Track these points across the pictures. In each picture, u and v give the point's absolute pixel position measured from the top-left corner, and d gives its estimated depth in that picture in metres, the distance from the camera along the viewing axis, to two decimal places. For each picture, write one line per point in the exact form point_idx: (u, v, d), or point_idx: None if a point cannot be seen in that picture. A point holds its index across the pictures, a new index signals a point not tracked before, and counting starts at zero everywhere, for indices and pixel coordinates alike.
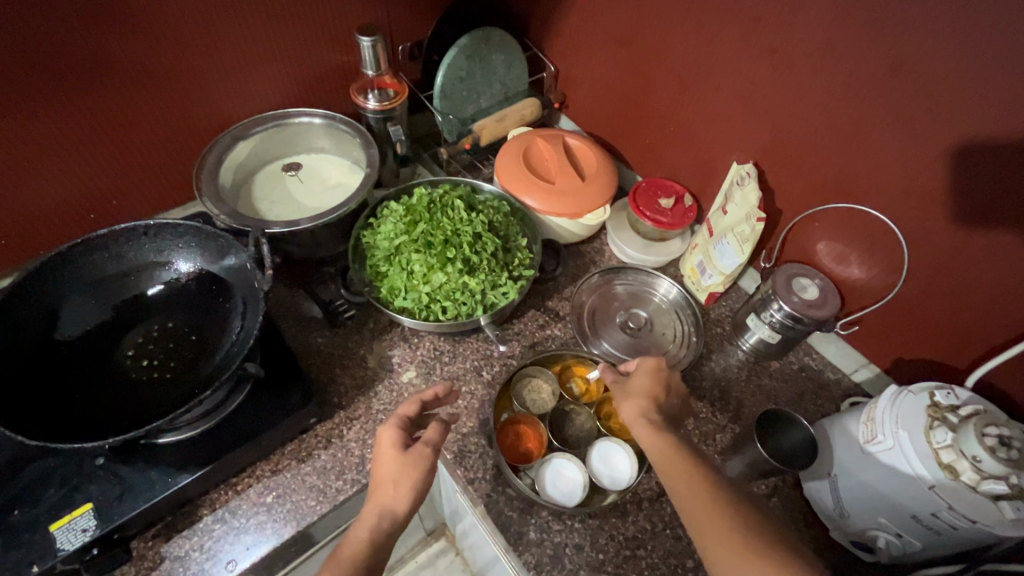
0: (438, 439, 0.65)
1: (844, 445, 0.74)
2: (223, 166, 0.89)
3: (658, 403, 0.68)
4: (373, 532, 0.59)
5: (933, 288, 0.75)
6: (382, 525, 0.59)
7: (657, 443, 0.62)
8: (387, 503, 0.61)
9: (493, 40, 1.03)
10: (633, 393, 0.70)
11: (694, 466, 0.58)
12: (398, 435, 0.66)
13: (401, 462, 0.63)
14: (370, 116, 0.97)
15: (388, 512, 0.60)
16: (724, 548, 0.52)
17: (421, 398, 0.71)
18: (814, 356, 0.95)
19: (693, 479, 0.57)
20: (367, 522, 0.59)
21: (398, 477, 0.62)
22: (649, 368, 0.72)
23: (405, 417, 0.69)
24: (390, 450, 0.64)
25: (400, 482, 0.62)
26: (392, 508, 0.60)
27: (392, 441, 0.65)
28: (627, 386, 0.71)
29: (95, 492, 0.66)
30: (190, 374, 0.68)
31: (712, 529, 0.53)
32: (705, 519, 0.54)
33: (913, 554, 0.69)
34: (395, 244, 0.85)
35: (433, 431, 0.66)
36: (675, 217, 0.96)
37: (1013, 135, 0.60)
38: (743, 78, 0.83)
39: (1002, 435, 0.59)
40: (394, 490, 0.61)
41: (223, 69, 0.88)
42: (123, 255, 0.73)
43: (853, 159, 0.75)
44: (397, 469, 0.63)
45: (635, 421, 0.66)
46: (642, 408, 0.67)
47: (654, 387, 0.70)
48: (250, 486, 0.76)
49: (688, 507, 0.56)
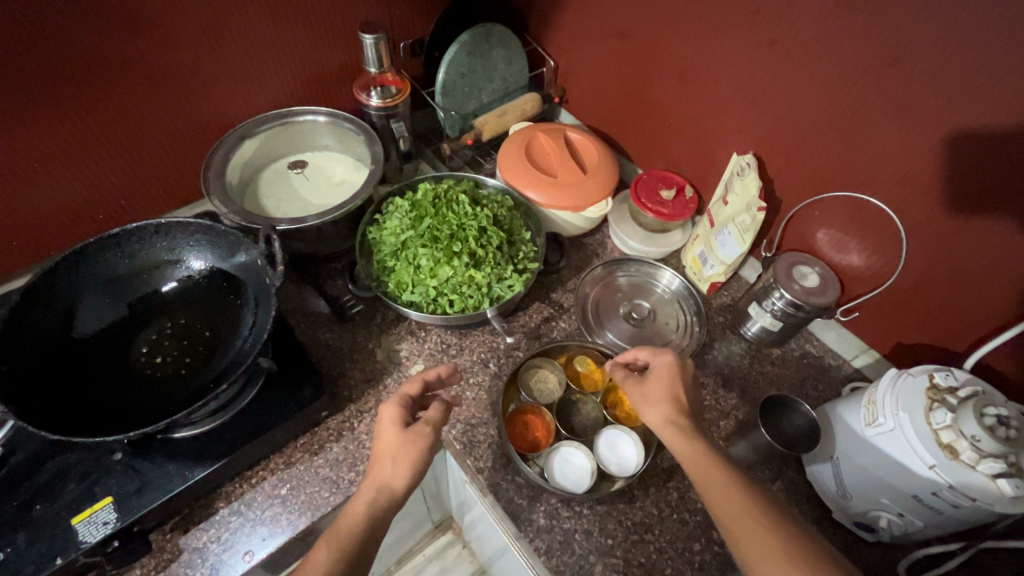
0: (438, 418, 0.67)
1: (844, 428, 0.75)
2: (230, 165, 0.90)
3: (680, 404, 0.68)
4: (371, 505, 0.60)
5: (930, 272, 0.77)
6: (379, 499, 0.61)
7: (685, 450, 0.63)
8: (385, 477, 0.62)
9: (494, 36, 1.04)
10: (655, 396, 0.69)
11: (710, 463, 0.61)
12: (399, 412, 0.67)
13: (402, 439, 0.65)
14: (373, 113, 0.98)
15: (386, 486, 0.61)
16: (765, 565, 0.52)
17: (423, 377, 0.73)
18: (815, 343, 0.96)
19: (715, 473, 0.59)
20: (365, 496, 0.61)
21: (397, 453, 0.63)
22: (665, 366, 0.72)
23: (406, 396, 0.70)
24: (390, 429, 0.66)
25: (399, 460, 0.63)
26: (390, 483, 0.62)
27: (394, 417, 0.67)
28: (643, 390, 0.71)
29: (114, 486, 0.67)
30: (205, 370, 0.69)
31: (739, 523, 0.55)
32: (737, 523, 0.56)
33: (915, 532, 0.71)
34: (402, 239, 0.86)
35: (435, 410, 0.67)
36: (676, 208, 0.97)
37: (1007, 117, 0.61)
38: (741, 69, 0.84)
39: (1000, 415, 0.61)
40: (393, 466, 0.63)
41: (228, 68, 0.89)
42: (136, 253, 0.74)
43: (852, 147, 0.76)
44: (396, 445, 0.64)
45: (665, 430, 0.66)
46: (669, 415, 0.67)
47: (676, 390, 0.69)
48: (265, 479, 0.77)
49: (720, 509, 0.57)
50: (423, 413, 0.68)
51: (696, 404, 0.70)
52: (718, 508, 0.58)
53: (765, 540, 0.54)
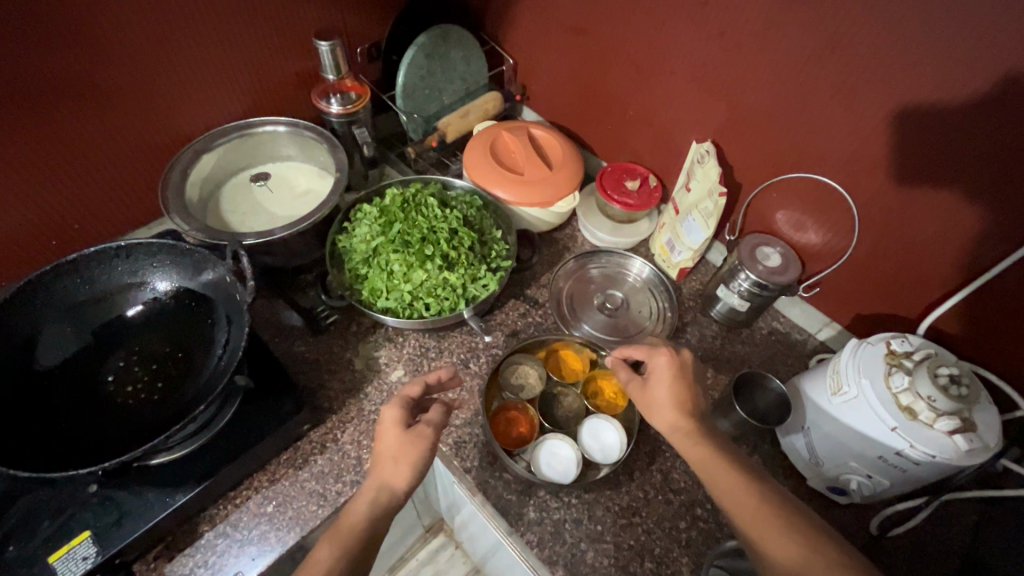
0: (440, 418, 0.68)
1: (812, 398, 0.78)
2: (189, 181, 0.88)
3: (681, 398, 0.69)
4: (372, 504, 0.61)
5: (881, 245, 0.81)
6: (380, 500, 0.61)
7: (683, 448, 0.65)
8: (385, 477, 0.62)
9: (451, 37, 1.04)
10: (659, 403, 0.70)
11: (707, 451, 0.64)
12: (400, 413, 0.68)
13: (402, 439, 0.65)
14: (334, 120, 0.97)
15: (387, 487, 0.62)
16: (764, 538, 0.55)
17: (424, 380, 0.73)
18: (781, 320, 1.00)
19: (716, 465, 0.62)
20: (366, 496, 0.61)
21: (398, 453, 0.64)
22: (667, 367, 0.72)
23: (407, 396, 0.70)
24: (393, 429, 0.66)
25: (400, 460, 0.63)
26: (390, 483, 0.62)
27: (395, 417, 0.67)
28: (647, 395, 0.72)
29: (91, 519, 0.65)
30: (180, 393, 0.68)
31: (733, 499, 0.58)
32: (730, 496, 0.59)
33: (883, 491, 0.75)
34: (372, 246, 0.86)
35: (436, 412, 0.68)
36: (641, 197, 0.99)
37: (939, 95, 0.65)
38: (695, 60, 0.86)
39: (952, 374, 0.65)
40: (394, 465, 0.63)
41: (181, 82, 0.86)
42: (97, 279, 0.72)
43: (802, 129, 0.80)
44: (396, 445, 0.65)
45: (669, 423, 0.68)
46: (674, 420, 0.68)
47: (679, 391, 0.70)
48: (250, 497, 0.76)
49: (716, 486, 0.60)
50: (423, 415, 0.68)
51: (702, 402, 0.70)
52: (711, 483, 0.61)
53: (755, 509, 0.57)
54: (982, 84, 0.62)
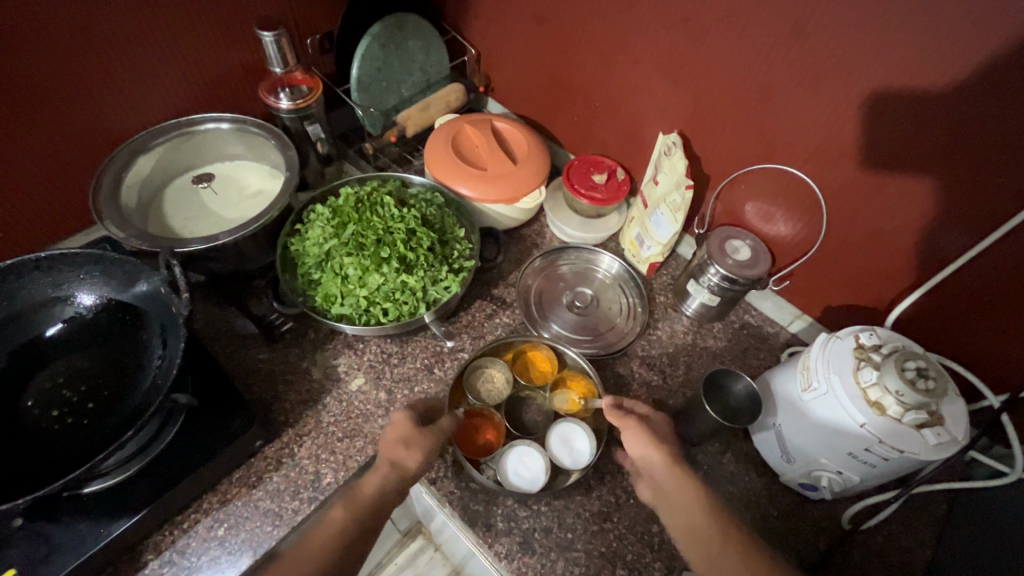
0: (449, 427, 0.72)
1: (783, 395, 0.76)
2: (125, 185, 0.82)
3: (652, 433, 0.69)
4: (384, 480, 0.64)
5: (849, 236, 0.80)
6: (392, 476, 0.65)
7: (648, 450, 0.67)
8: (399, 457, 0.66)
9: (407, 26, 0.99)
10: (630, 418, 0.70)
11: (683, 480, 0.64)
12: (410, 415, 0.72)
13: (417, 431, 0.70)
14: (284, 116, 0.91)
15: (400, 465, 0.66)
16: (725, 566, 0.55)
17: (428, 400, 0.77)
18: (753, 313, 0.99)
19: (685, 495, 0.62)
20: (380, 470, 0.65)
21: (410, 437, 0.68)
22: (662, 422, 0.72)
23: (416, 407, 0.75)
24: (405, 423, 0.71)
25: (412, 444, 0.68)
26: (404, 462, 0.66)
27: (406, 419, 0.71)
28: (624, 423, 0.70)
29: (17, 556, 0.61)
30: (111, 415, 0.62)
31: (701, 530, 0.59)
32: (701, 535, 0.59)
33: (853, 487, 0.74)
34: (325, 249, 0.81)
35: (449, 420, 0.73)
36: (609, 191, 0.96)
37: (902, 84, 0.64)
38: (658, 49, 0.84)
39: (920, 367, 0.64)
40: (406, 449, 0.67)
41: (115, 79, 0.81)
42: (15, 295, 0.66)
43: (768, 120, 0.78)
44: (410, 431, 0.69)
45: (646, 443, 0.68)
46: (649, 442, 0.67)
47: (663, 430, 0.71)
48: (198, 521, 0.71)
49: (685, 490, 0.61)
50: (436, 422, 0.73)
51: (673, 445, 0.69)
52: (687, 505, 0.61)
53: (718, 533, 0.58)
54: (950, 69, 0.60)
